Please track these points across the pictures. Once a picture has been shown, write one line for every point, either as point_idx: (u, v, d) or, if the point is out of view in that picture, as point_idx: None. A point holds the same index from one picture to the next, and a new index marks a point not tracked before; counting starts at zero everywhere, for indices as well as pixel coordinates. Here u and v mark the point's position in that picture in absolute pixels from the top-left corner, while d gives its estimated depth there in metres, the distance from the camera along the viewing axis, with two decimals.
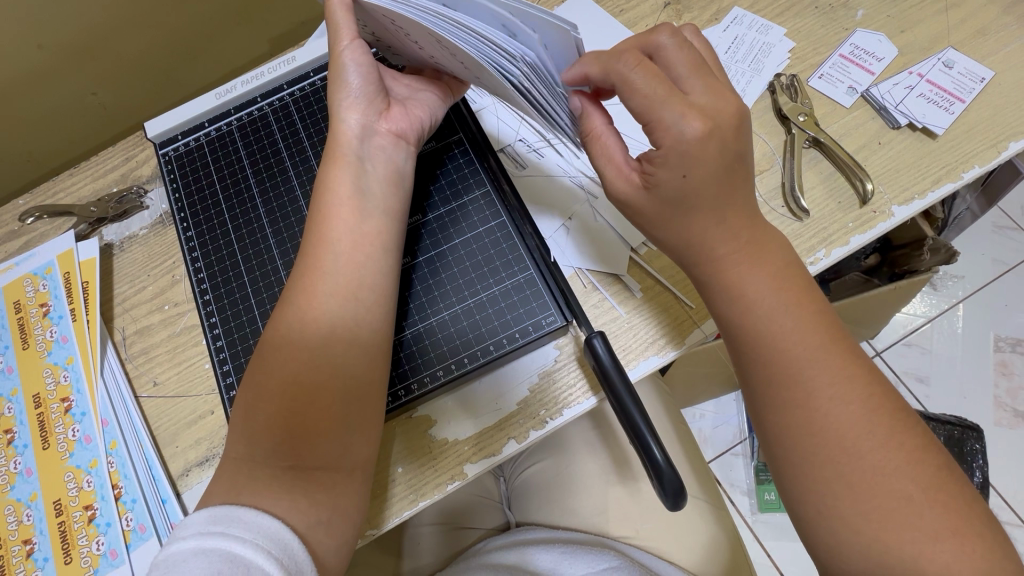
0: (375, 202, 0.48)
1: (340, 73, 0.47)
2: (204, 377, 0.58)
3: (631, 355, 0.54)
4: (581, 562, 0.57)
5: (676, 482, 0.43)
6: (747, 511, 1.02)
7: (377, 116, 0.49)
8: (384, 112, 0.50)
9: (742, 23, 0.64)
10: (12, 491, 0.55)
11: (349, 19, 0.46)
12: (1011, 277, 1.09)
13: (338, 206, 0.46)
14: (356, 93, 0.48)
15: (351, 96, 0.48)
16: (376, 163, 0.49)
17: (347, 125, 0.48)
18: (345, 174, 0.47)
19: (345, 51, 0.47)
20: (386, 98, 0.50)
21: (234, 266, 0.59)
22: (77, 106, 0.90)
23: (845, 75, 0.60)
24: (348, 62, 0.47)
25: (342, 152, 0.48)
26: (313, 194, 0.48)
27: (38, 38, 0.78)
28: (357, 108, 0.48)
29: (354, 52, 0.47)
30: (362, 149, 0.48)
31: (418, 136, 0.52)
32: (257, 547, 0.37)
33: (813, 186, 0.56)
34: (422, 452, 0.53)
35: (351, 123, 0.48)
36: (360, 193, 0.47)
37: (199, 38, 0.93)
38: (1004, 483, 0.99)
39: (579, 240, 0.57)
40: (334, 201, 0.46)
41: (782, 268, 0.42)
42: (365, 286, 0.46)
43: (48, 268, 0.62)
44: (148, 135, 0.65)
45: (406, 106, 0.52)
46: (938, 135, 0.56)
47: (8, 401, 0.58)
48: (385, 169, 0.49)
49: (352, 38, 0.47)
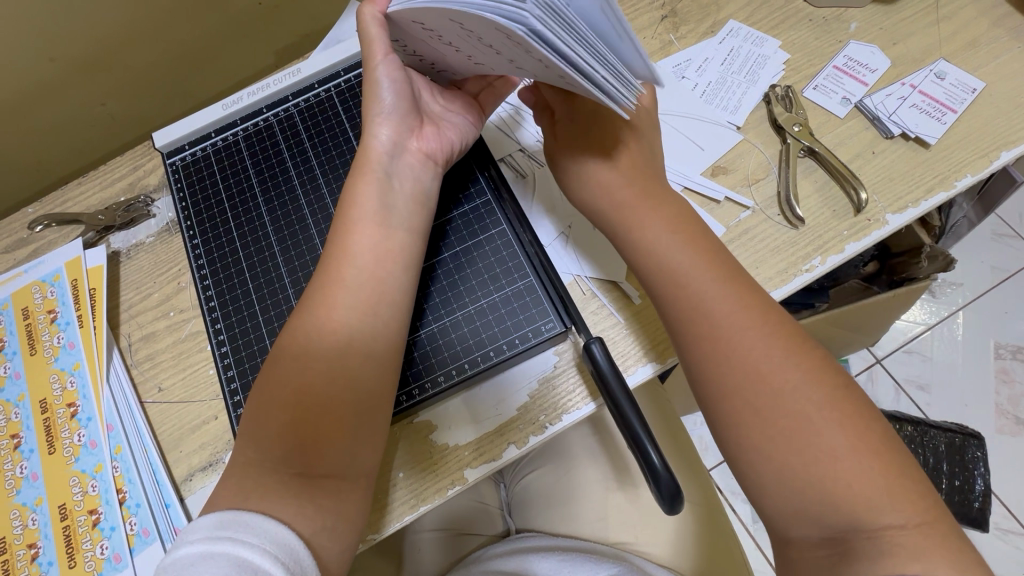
0: (399, 219, 0.49)
1: (374, 90, 0.48)
2: (207, 382, 0.59)
3: (629, 360, 0.54)
4: (581, 568, 0.57)
5: (674, 486, 0.44)
6: (748, 519, 1.02)
7: (409, 133, 0.51)
8: (415, 129, 0.51)
9: (737, 36, 0.65)
10: (18, 496, 0.56)
11: (383, 36, 0.46)
12: (1010, 285, 1.09)
13: (362, 221, 0.47)
14: (389, 109, 0.49)
15: (384, 112, 0.49)
16: (404, 180, 0.50)
17: (380, 141, 0.49)
18: (373, 189, 0.48)
19: (379, 67, 0.47)
20: (418, 115, 0.51)
21: (239, 273, 0.60)
22: (86, 117, 0.92)
23: (839, 86, 0.61)
24: (382, 79, 0.48)
25: (372, 167, 0.48)
26: (339, 204, 0.49)
27: (51, 50, 0.79)
28: (390, 124, 0.49)
29: (387, 67, 0.47)
30: (391, 165, 0.49)
31: (446, 156, 0.54)
32: (264, 551, 0.37)
33: (808, 195, 0.57)
34: (423, 458, 0.54)
35: (382, 138, 0.49)
36: (385, 209, 0.48)
37: (207, 50, 0.95)
38: (1006, 490, 0.99)
39: (579, 248, 0.58)
40: (357, 214, 0.47)
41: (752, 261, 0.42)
42: (386, 301, 0.47)
43: (56, 275, 0.63)
44: (156, 145, 0.66)
45: (439, 126, 0.53)
46: (931, 144, 0.57)
47: (16, 406, 0.59)
48: (412, 186, 0.50)
49: (386, 52, 0.47)
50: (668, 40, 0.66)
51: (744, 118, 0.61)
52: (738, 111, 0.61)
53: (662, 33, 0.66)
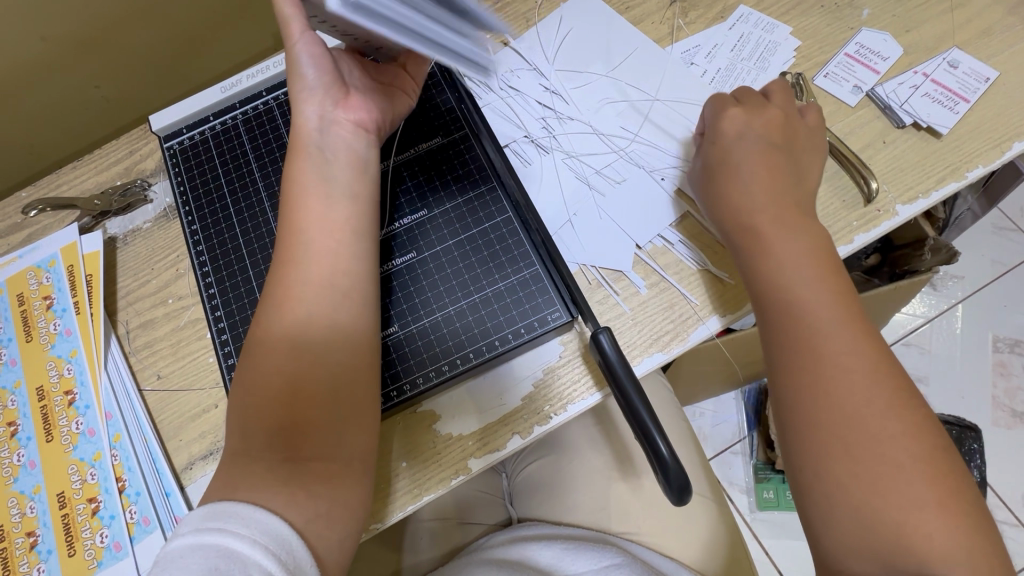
0: (341, 191, 0.48)
1: (295, 67, 0.48)
2: (208, 370, 0.58)
3: (636, 351, 0.54)
4: (585, 559, 0.57)
5: (681, 476, 0.43)
6: (746, 509, 1.02)
7: (335, 106, 0.49)
8: (342, 101, 0.50)
9: (748, 21, 0.64)
10: (16, 483, 0.55)
11: (298, 13, 0.45)
12: (1011, 278, 1.09)
13: (308, 197, 0.47)
14: (312, 86, 0.48)
15: (308, 88, 0.48)
16: (338, 152, 0.49)
17: (306, 118, 0.49)
18: (308, 166, 0.48)
19: (298, 44, 0.46)
20: (345, 89, 0.50)
21: (239, 259, 0.59)
22: (79, 99, 0.90)
23: (850, 74, 0.60)
24: (302, 55, 0.47)
25: (303, 145, 0.49)
26: (283, 187, 0.49)
27: (43, 29, 0.77)
28: (313, 100, 0.49)
29: (305, 45, 0.47)
30: (322, 140, 0.49)
31: (380, 126, 0.52)
32: (255, 543, 0.37)
33: (818, 184, 0.56)
34: (427, 448, 0.53)
35: (308, 116, 0.49)
36: (324, 181, 0.48)
37: (204, 31, 0.93)
38: (1000, 482, 0.99)
39: (589, 236, 0.57)
40: (302, 194, 0.48)
41: None
42: None
43: (52, 260, 0.62)
44: (153, 127, 0.64)
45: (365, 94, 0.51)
46: (942, 134, 0.57)
47: (12, 393, 0.58)
48: (348, 156, 0.49)
49: (303, 29, 0.46)
50: (677, 25, 0.65)
51: None
52: None
53: (670, 18, 0.65)
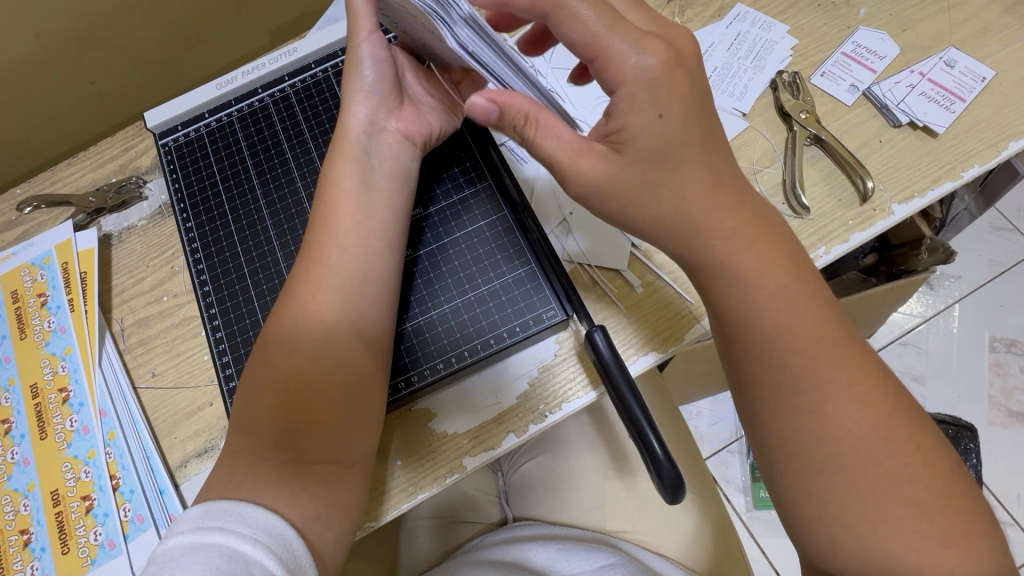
0: (380, 197, 0.49)
1: (356, 65, 0.49)
2: (203, 368, 0.58)
3: (630, 349, 0.54)
4: (580, 558, 0.57)
5: (675, 475, 0.43)
6: (742, 508, 1.02)
7: (387, 113, 0.51)
8: (394, 109, 0.51)
9: (745, 20, 0.64)
10: (10, 481, 0.55)
11: (370, 11, 0.48)
12: (1008, 278, 1.09)
13: (342, 198, 0.47)
14: (370, 88, 0.50)
15: (365, 90, 0.50)
16: (382, 159, 0.50)
17: (356, 118, 0.50)
18: (351, 167, 0.48)
19: (363, 43, 0.49)
20: (399, 97, 0.52)
21: (234, 257, 0.58)
22: (76, 96, 0.90)
23: (846, 73, 0.60)
24: (365, 55, 0.49)
25: (349, 146, 0.49)
26: (319, 187, 0.49)
27: (39, 26, 0.77)
28: (368, 102, 0.50)
29: (371, 45, 0.49)
30: (369, 145, 0.50)
31: (425, 139, 0.54)
32: (256, 542, 0.36)
33: (813, 183, 0.56)
34: (421, 446, 0.53)
35: (358, 117, 0.50)
36: (364, 185, 0.48)
37: (200, 29, 0.93)
38: (996, 482, 1.00)
39: (582, 235, 0.57)
40: (337, 194, 0.48)
41: (771, 243, 0.41)
42: (369, 281, 0.46)
43: (47, 258, 0.62)
44: (148, 124, 0.64)
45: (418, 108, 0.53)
46: (938, 133, 0.56)
47: (7, 391, 0.58)
48: (391, 165, 0.51)
49: (371, 30, 0.49)
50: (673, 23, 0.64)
51: (750, 105, 0.60)
52: (744, 98, 0.60)
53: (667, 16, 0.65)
